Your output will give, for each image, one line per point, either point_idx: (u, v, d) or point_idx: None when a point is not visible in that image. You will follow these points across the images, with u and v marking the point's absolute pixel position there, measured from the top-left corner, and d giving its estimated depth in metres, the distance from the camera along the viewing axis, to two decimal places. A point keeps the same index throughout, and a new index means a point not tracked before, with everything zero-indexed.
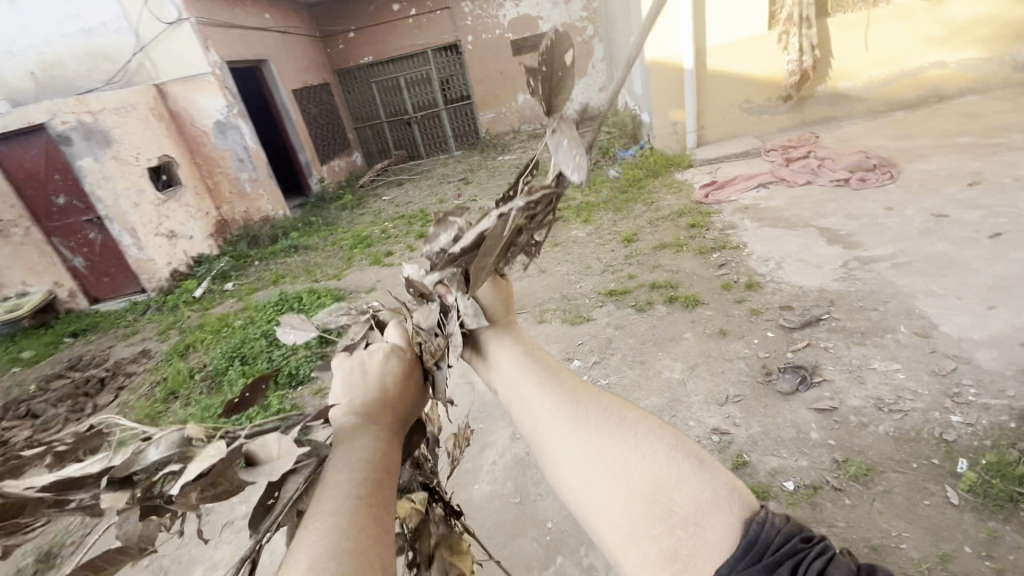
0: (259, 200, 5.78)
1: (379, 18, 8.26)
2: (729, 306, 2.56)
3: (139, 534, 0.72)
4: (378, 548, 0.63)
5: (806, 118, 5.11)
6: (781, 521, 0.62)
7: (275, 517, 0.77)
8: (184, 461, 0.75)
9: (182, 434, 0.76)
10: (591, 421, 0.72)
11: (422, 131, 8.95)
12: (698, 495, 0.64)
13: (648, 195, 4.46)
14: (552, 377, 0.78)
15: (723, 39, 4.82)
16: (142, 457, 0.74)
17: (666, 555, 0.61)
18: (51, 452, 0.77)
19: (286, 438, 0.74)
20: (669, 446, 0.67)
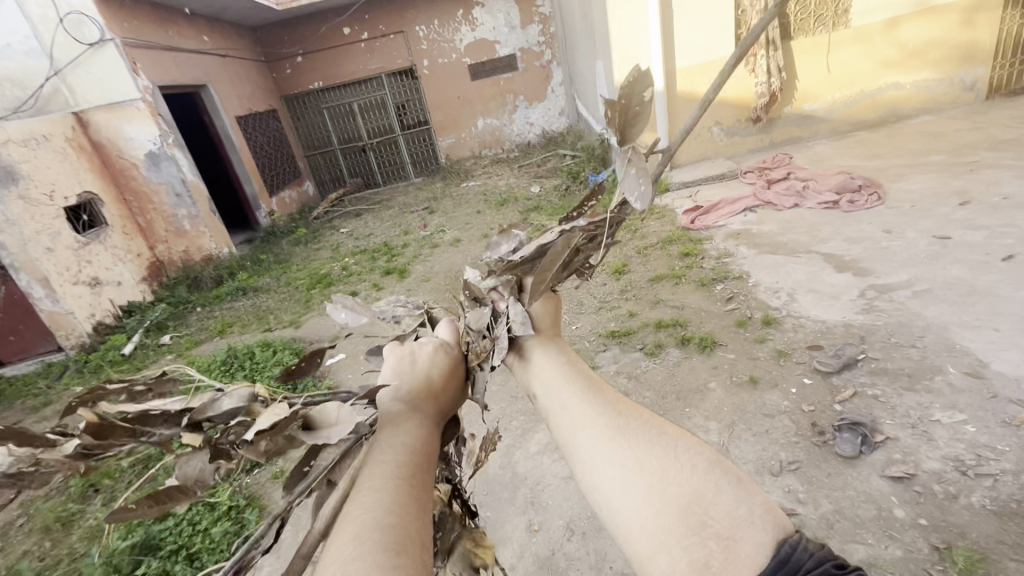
0: (200, 238, 5.20)
1: (329, 41, 7.86)
2: (750, 347, 2.31)
3: (194, 475, 0.86)
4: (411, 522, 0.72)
5: (775, 139, 5.08)
6: (820, 547, 0.57)
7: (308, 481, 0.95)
8: (250, 414, 0.93)
9: (250, 392, 0.95)
10: (627, 426, 0.74)
11: (378, 157, 8.56)
12: (732, 510, 0.62)
13: (629, 222, 4.24)
14: (593, 385, 0.82)
15: (692, 61, 4.74)
16: (216, 405, 0.91)
17: (696, 565, 0.59)
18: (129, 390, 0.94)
19: (347, 407, 0.95)
20: (709, 464, 0.66)
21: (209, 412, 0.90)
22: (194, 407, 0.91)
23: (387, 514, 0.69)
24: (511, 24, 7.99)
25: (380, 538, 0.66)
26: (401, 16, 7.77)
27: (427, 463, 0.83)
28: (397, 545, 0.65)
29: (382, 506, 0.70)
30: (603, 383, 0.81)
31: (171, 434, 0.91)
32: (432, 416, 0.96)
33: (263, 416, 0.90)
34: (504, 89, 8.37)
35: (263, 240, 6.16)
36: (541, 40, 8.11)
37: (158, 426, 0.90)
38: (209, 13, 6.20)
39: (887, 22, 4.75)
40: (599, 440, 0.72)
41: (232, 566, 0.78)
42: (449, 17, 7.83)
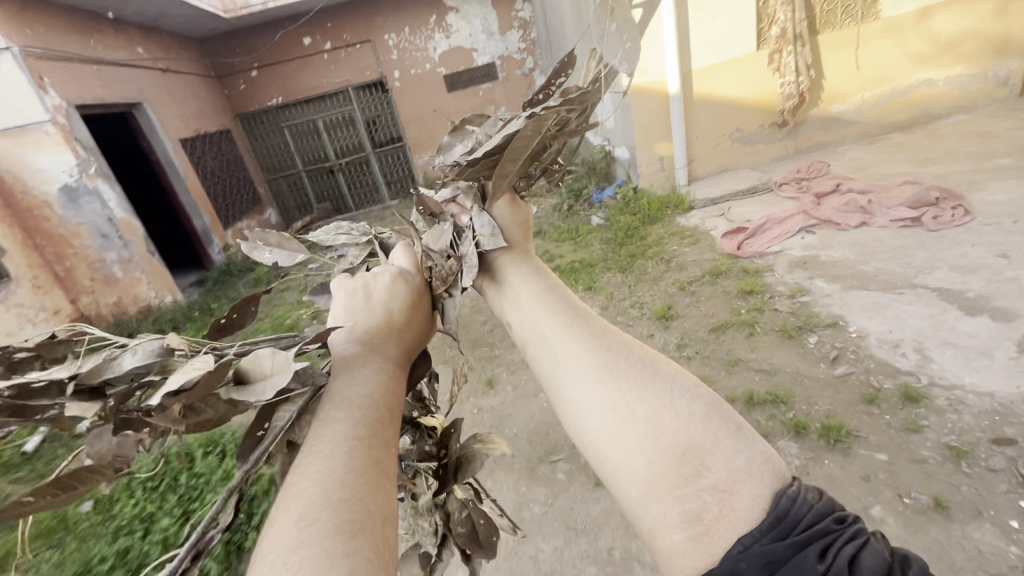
0: (135, 285, 4.33)
1: (287, 52, 7.06)
2: (901, 438, 1.64)
3: (113, 454, 0.72)
4: (376, 497, 0.59)
5: (800, 145, 4.53)
6: (812, 498, 0.58)
7: (265, 448, 0.82)
8: (162, 371, 0.80)
9: (160, 345, 0.81)
10: (621, 370, 0.69)
11: (347, 178, 7.77)
12: (731, 461, 0.59)
13: (656, 248, 3.60)
14: (579, 320, 0.77)
15: (709, 60, 4.15)
16: (116, 365, 0.78)
17: (688, 515, 0.57)
18: (6, 361, 0.77)
19: (282, 355, 0.76)
20: (707, 411, 0.63)
21: (107, 375, 0.77)
22: (86, 371, 0.77)
23: (340, 486, 0.58)
24: (489, 30, 7.35)
25: (327, 519, 0.54)
26: (367, 24, 7.06)
27: (390, 415, 0.71)
28: (353, 524, 0.55)
29: (329, 474, 0.58)
30: (591, 315, 0.78)
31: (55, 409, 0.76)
32: (392, 353, 0.85)
33: (175, 374, 0.74)
34: (484, 100, 7.69)
35: (217, 282, 5.28)
36: (522, 47, 7.50)
37: (41, 401, 0.75)
38: (143, 21, 5.37)
39: (919, 11, 4.27)
40: (589, 383, 0.68)
41: (188, 551, 0.69)
42: (420, 23, 7.14)
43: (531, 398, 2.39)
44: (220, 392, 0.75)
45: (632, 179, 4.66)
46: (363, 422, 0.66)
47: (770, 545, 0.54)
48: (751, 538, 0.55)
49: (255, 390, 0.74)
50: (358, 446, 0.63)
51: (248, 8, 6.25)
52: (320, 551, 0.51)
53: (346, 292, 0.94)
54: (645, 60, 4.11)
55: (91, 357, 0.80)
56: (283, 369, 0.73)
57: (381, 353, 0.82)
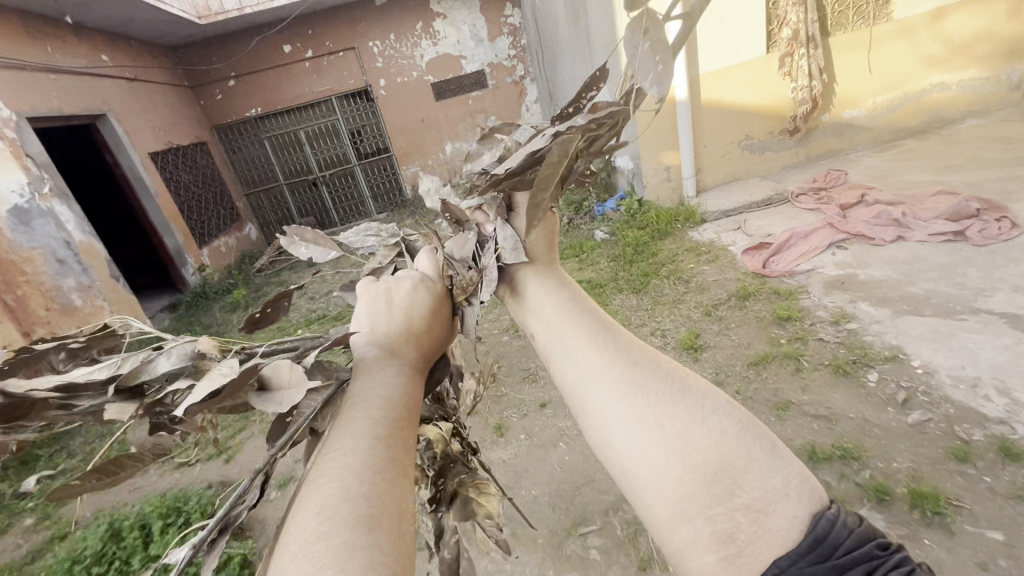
0: (98, 314, 3.93)
1: (266, 60, 6.72)
2: (1009, 508, 1.37)
3: (149, 445, 0.94)
4: (394, 490, 0.64)
5: (812, 152, 4.31)
6: (852, 522, 0.57)
7: (289, 437, 0.89)
8: (192, 375, 0.96)
9: (190, 350, 0.97)
10: (650, 385, 0.67)
11: (332, 191, 7.44)
12: (767, 482, 0.59)
13: (670, 266, 3.32)
14: (602, 331, 0.75)
15: (718, 64, 3.92)
16: (150, 368, 0.94)
17: (720, 535, 0.57)
18: (66, 348, 0.99)
19: (298, 369, 0.87)
20: (740, 428, 0.62)
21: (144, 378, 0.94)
22: (126, 374, 0.94)
23: (359, 483, 0.61)
24: (478, 36, 7.09)
25: (345, 513, 0.59)
26: (351, 30, 6.75)
27: (408, 417, 0.76)
28: (370, 517, 0.59)
29: (349, 472, 0.64)
30: (615, 325, 0.76)
31: (98, 403, 0.94)
32: (413, 358, 0.92)
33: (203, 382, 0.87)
34: (474, 109, 7.40)
35: (190, 306, 4.89)
36: (513, 54, 7.25)
37: (88, 393, 0.95)
38: (108, 27, 5.00)
39: (932, 12, 4.08)
40: (615, 399, 0.67)
41: (214, 524, 0.77)
42: (406, 29, 6.85)
43: (550, 449, 2.07)
44: (247, 391, 0.89)
45: (636, 190, 4.39)
46: (382, 419, 0.73)
47: (810, 567, 0.53)
48: (789, 561, 0.54)
49: (272, 398, 0.87)
50: (376, 445, 0.67)
51: (224, 14, 5.91)
52: (340, 542, 0.56)
53: (370, 296, 1.01)
54: None
55: (130, 359, 0.98)
56: (299, 387, 0.84)
57: (401, 356, 0.89)
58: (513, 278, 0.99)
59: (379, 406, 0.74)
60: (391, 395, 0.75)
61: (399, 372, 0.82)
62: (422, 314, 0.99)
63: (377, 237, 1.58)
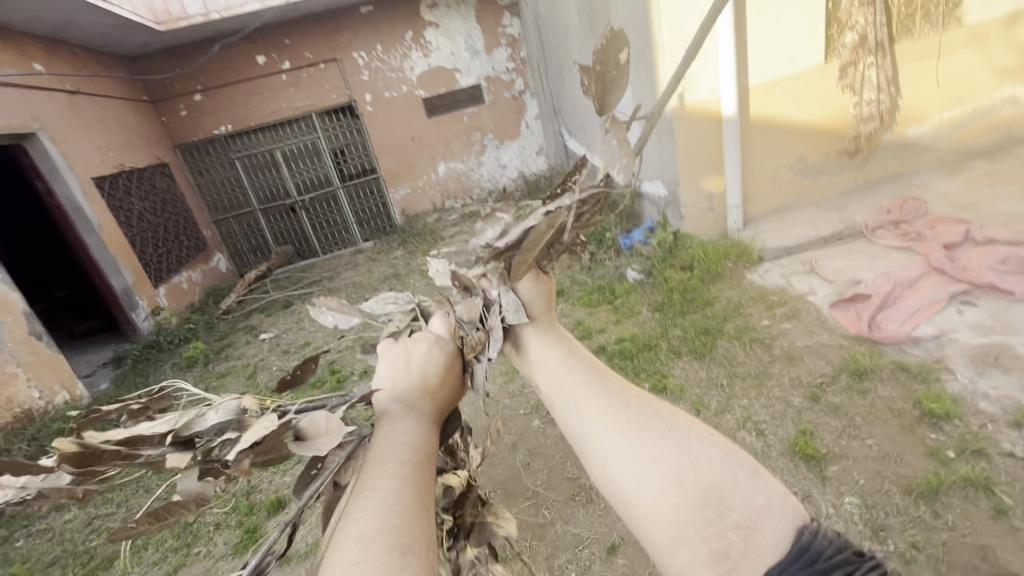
0: (11, 383, 3.11)
1: (237, 73, 6.02)
2: None
3: (196, 489, 0.92)
4: (422, 523, 0.69)
5: (871, 176, 3.74)
6: (831, 532, 0.58)
7: (319, 478, 0.96)
8: (239, 427, 0.97)
9: (237, 405, 0.98)
10: (640, 419, 0.71)
11: (312, 218, 6.70)
12: (753, 500, 0.62)
13: (736, 321, 2.65)
14: (599, 378, 0.78)
15: (768, 76, 3.34)
16: (203, 421, 0.95)
17: (716, 554, 0.58)
18: (123, 413, 1.01)
19: (335, 418, 0.93)
20: (723, 455, 0.65)
21: (196, 430, 0.95)
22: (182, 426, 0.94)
23: (391, 514, 0.67)
24: (473, 48, 6.50)
25: (381, 539, 0.64)
26: (333, 40, 6.10)
27: (427, 460, 0.81)
28: (404, 545, 0.63)
29: (384, 504, 0.69)
30: (607, 371, 0.80)
31: (158, 453, 0.94)
32: (428, 413, 0.95)
33: (250, 432, 0.93)
34: (469, 126, 6.80)
35: (136, 367, 4.03)
36: (511, 67, 6.68)
37: (147, 448, 0.94)
38: (44, 32, 4.27)
39: (1005, 18, 3.57)
40: (611, 433, 0.70)
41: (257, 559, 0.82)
42: (394, 40, 6.23)
43: None
44: (285, 443, 0.92)
45: (670, 220, 3.75)
46: (405, 464, 0.75)
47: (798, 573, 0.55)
48: (780, 568, 0.56)
49: (312, 445, 0.90)
50: (403, 484, 0.72)
51: (187, 19, 5.20)
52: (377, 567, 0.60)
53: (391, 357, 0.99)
54: (691, 75, 3.26)
55: (186, 413, 0.98)
56: (335, 433, 0.90)
57: (418, 410, 0.93)
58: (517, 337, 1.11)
59: (404, 451, 0.79)
60: (411, 438, 0.81)
61: (418, 423, 0.86)
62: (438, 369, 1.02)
63: (394, 303, 1.42)
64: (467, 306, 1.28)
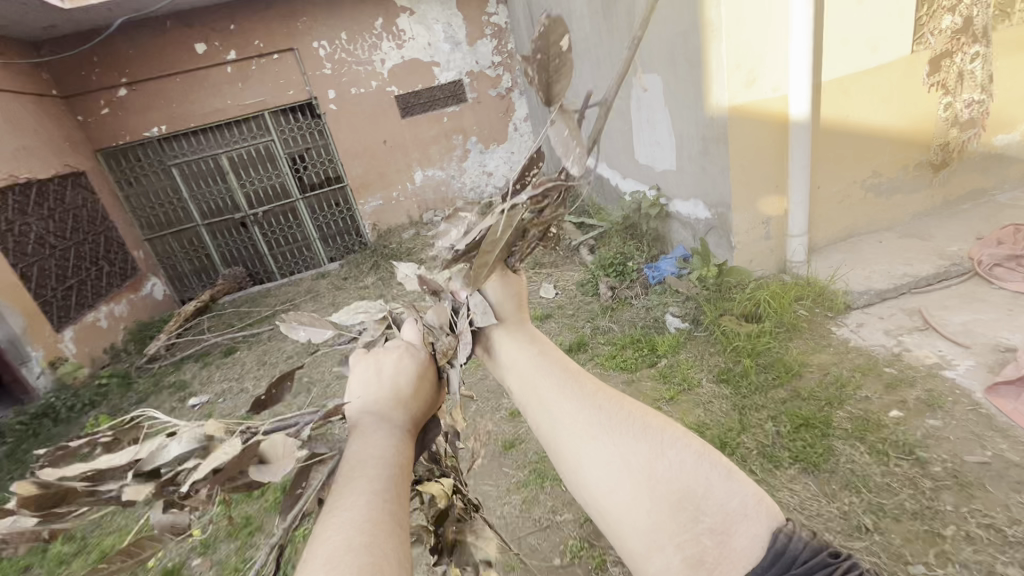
0: None
1: (172, 63, 5.01)
2: None
3: (168, 525, 0.80)
4: (393, 545, 0.60)
5: (951, 194, 3.06)
6: (806, 536, 0.63)
7: (300, 507, 0.92)
8: (205, 455, 0.83)
9: (201, 430, 0.84)
10: (614, 425, 0.74)
11: (267, 234, 5.72)
12: (724, 503, 0.67)
13: (846, 408, 1.90)
14: (571, 380, 0.81)
15: (846, 69, 2.62)
16: (164, 452, 0.80)
17: (690, 560, 0.63)
18: (97, 443, 0.85)
19: (292, 441, 0.82)
20: (697, 456, 0.70)
21: (158, 462, 0.80)
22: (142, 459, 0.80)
23: (359, 534, 0.59)
24: (454, 38, 5.66)
25: (348, 563, 0.56)
26: (288, 26, 5.15)
27: (404, 473, 0.72)
28: (372, 566, 0.56)
29: (349, 528, 0.60)
30: (581, 373, 0.83)
31: (120, 490, 0.78)
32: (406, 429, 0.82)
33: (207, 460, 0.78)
34: (449, 128, 5.95)
35: (18, 451, 3.12)
36: (498, 61, 5.88)
37: (108, 483, 0.78)
38: None
39: None
40: (586, 439, 0.73)
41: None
42: (361, 28, 5.33)
43: None
44: (247, 469, 0.80)
45: (715, 252, 3.00)
46: (379, 478, 0.68)
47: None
48: None
49: (272, 471, 0.79)
50: (375, 501, 0.64)
51: None
52: None
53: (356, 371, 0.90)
54: (756, 65, 2.48)
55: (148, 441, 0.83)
56: (291, 460, 0.79)
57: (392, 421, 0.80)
58: (489, 339, 0.96)
59: (374, 467, 0.69)
60: (385, 453, 0.71)
61: (391, 433, 0.76)
62: (410, 380, 0.89)
63: (364, 313, 1.13)
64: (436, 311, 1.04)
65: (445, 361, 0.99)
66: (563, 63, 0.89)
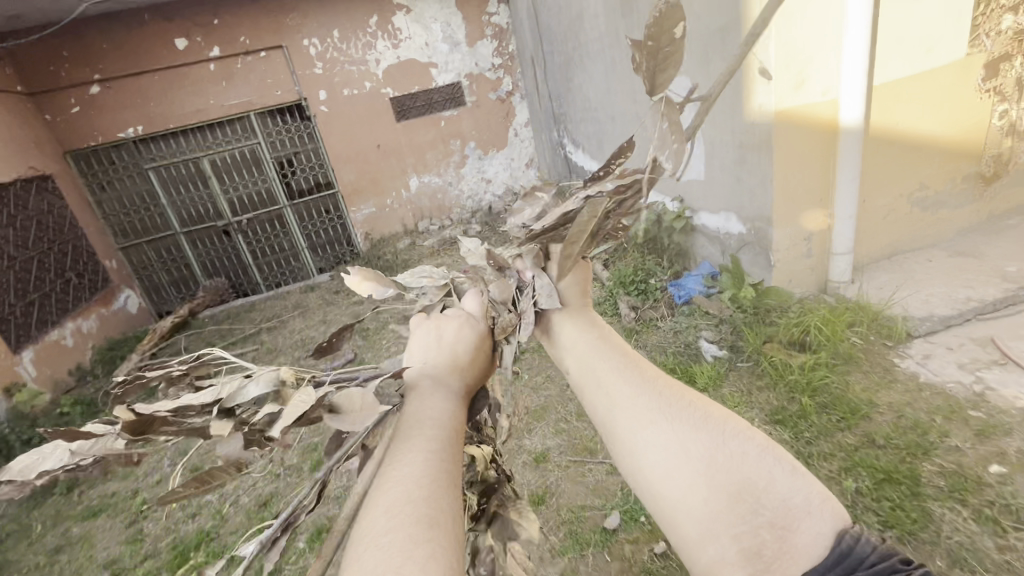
0: None
1: (149, 60, 4.65)
2: None
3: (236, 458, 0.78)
4: (446, 498, 0.62)
5: (1001, 208, 2.83)
6: (875, 541, 0.60)
7: (343, 451, 0.89)
8: (279, 401, 0.83)
9: (277, 374, 0.84)
10: (672, 410, 0.73)
11: (251, 243, 5.37)
12: (787, 498, 0.64)
13: (935, 460, 1.64)
14: (630, 364, 0.81)
15: (898, 73, 2.39)
16: (243, 392, 0.81)
17: (747, 551, 0.61)
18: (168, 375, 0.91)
19: (370, 397, 0.81)
20: (760, 451, 0.68)
21: (237, 400, 0.81)
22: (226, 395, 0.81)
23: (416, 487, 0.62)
24: (453, 39, 5.38)
25: (409, 512, 0.60)
26: (277, 22, 4.83)
27: (457, 435, 0.73)
28: (429, 517, 0.59)
29: (408, 481, 0.63)
30: (639, 358, 0.83)
31: (202, 423, 0.79)
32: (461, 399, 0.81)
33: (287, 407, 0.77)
34: (447, 133, 5.65)
35: None
36: (499, 63, 5.61)
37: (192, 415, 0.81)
38: None
39: None
40: (644, 422, 0.73)
41: (277, 526, 0.83)
42: (354, 26, 5.03)
43: None
44: (319, 416, 0.79)
45: (751, 271, 2.74)
46: (441, 440, 0.69)
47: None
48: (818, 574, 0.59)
49: (348, 421, 0.79)
50: (431, 460, 0.66)
51: None
52: (397, 540, 0.57)
53: (420, 333, 0.90)
54: (804, 68, 2.24)
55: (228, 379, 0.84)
56: (373, 411, 0.79)
57: (449, 386, 0.79)
58: (547, 322, 0.95)
59: (437, 429, 0.70)
60: (439, 415, 0.72)
61: (448, 399, 0.76)
62: (467, 349, 0.87)
63: (428, 277, 1.09)
64: (501, 287, 1.02)
65: (502, 337, 0.97)
66: (675, 52, 0.77)
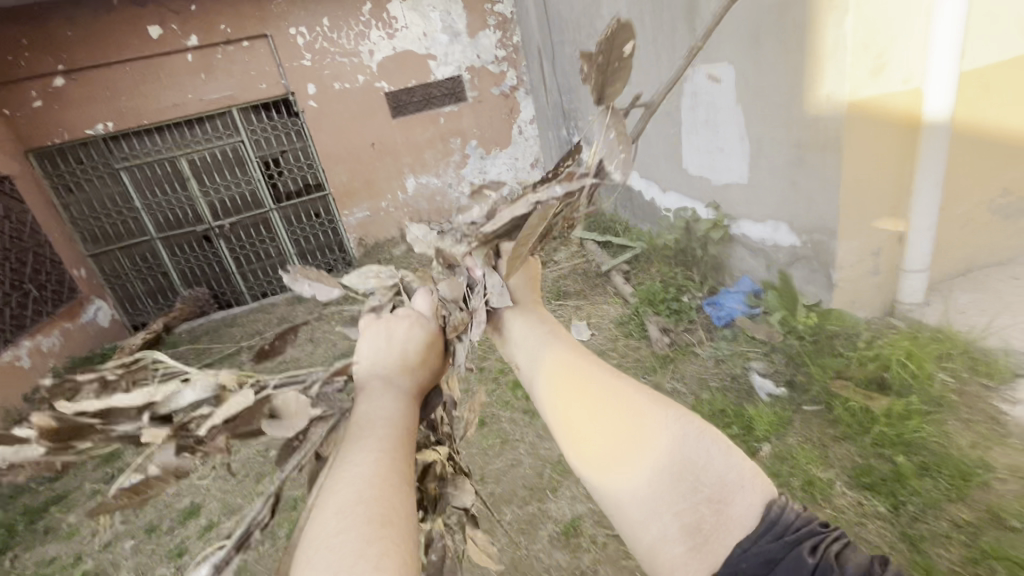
0: None
1: (118, 49, 4.21)
2: None
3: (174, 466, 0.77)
4: (403, 498, 0.56)
5: None
6: (796, 508, 0.62)
7: (299, 458, 0.78)
8: (218, 404, 0.80)
9: (215, 379, 0.80)
10: (608, 389, 0.71)
11: (234, 249, 4.95)
12: (723, 472, 0.63)
13: None
14: (569, 348, 0.80)
15: (986, 57, 2.00)
16: (176, 398, 0.78)
17: (687, 527, 0.62)
18: (101, 379, 0.79)
19: (304, 398, 0.81)
20: (692, 423, 0.66)
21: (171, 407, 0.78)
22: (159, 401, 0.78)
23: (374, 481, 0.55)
24: (453, 29, 4.98)
25: (366, 508, 0.53)
26: (260, 8, 4.40)
27: (411, 436, 0.65)
28: (383, 514, 0.53)
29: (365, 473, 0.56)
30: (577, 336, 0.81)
31: (134, 429, 0.76)
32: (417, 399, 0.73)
33: (222, 411, 0.78)
34: (446, 130, 5.25)
35: None
36: (502, 55, 5.21)
37: (121, 421, 0.76)
38: None
39: None
40: (576, 403, 0.71)
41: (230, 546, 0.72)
42: (346, 14, 4.62)
43: None
44: (258, 419, 0.79)
45: (804, 292, 2.36)
46: (388, 436, 0.61)
47: (765, 547, 0.59)
48: (748, 542, 0.60)
49: (287, 425, 0.79)
50: (385, 457, 0.58)
51: None
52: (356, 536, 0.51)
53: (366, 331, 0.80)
54: (886, 46, 1.84)
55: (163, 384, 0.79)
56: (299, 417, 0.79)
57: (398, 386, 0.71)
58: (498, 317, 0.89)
59: (382, 427, 0.63)
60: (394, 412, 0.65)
61: (399, 398, 0.69)
62: (418, 349, 0.77)
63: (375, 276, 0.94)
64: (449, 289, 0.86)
65: (455, 335, 0.85)
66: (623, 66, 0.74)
